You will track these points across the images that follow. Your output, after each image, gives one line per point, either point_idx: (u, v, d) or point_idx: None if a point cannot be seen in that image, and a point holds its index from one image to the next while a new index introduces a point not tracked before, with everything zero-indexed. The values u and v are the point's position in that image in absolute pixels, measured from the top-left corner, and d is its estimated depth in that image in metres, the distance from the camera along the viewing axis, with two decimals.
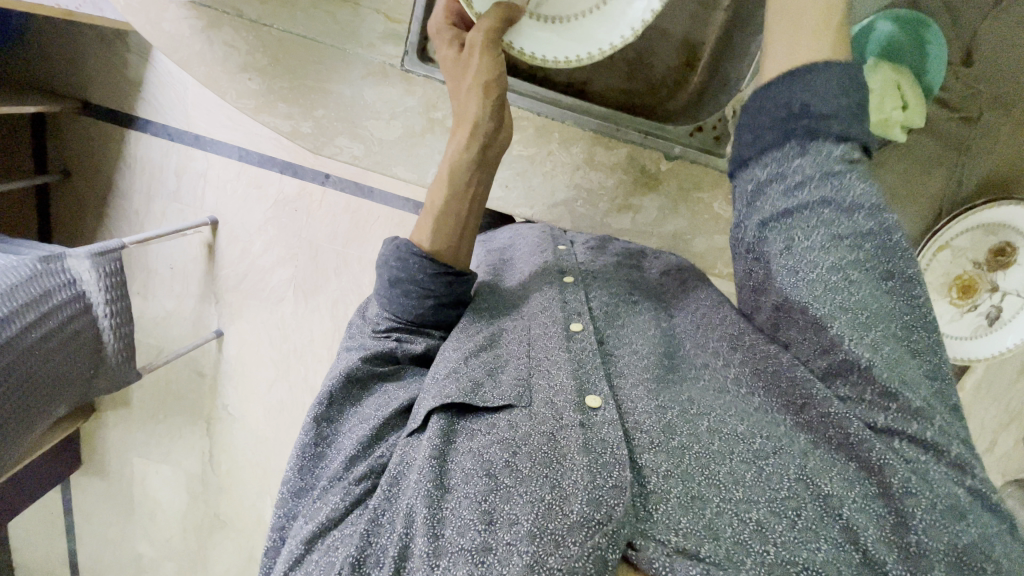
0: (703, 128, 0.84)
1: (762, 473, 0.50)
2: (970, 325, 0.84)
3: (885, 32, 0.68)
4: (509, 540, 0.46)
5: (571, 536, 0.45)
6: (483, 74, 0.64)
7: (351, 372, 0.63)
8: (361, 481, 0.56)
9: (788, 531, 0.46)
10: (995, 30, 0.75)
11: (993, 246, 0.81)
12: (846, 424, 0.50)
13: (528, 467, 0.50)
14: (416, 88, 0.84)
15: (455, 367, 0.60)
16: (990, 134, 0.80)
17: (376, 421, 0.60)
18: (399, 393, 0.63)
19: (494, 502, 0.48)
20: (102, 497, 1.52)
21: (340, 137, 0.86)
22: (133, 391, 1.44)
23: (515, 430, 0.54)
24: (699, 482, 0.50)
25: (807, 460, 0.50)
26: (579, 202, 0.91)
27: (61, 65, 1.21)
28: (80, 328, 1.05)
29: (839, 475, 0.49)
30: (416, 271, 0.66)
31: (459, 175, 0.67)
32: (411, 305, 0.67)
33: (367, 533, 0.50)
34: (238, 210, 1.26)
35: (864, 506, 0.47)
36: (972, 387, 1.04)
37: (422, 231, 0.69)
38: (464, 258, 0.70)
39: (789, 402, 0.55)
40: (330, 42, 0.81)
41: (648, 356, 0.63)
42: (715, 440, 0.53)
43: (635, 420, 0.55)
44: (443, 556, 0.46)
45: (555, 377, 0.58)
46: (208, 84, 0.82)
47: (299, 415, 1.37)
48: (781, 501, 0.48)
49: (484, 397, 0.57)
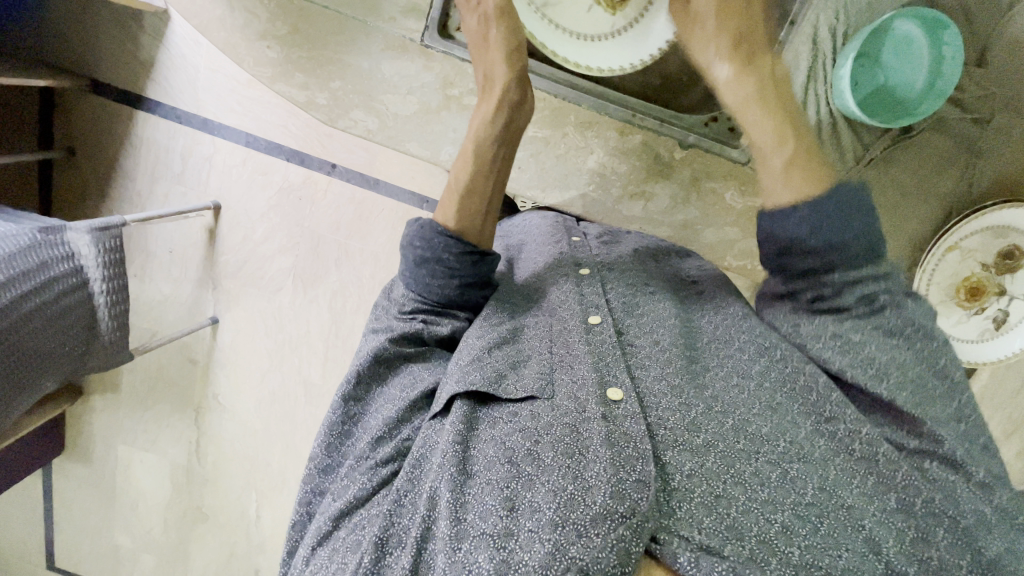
0: (719, 117, 0.82)
1: (787, 476, 0.51)
2: (977, 328, 0.85)
3: (904, 31, 0.74)
4: (532, 527, 0.47)
5: (594, 527, 0.46)
6: (504, 44, 0.69)
7: (380, 352, 0.63)
8: (389, 462, 0.57)
9: (812, 537, 0.47)
10: (1007, 34, 0.76)
11: (1001, 249, 0.82)
12: (877, 444, 0.52)
13: (551, 456, 0.51)
14: (434, 63, 0.84)
15: (478, 355, 0.60)
16: (1000, 136, 0.81)
17: (403, 404, 0.60)
18: (425, 374, 0.64)
19: (518, 489, 0.49)
20: (84, 485, 1.49)
21: (355, 110, 0.87)
22: (123, 374, 1.42)
23: (538, 419, 0.55)
24: (723, 481, 0.50)
25: (828, 471, 0.52)
26: (590, 188, 0.91)
27: (73, 42, 1.20)
28: (75, 303, 1.02)
29: (858, 489, 0.51)
30: (441, 250, 0.66)
31: (483, 148, 0.69)
32: (436, 285, 0.66)
33: (391, 514, 0.51)
34: (243, 196, 1.26)
35: (883, 519, 0.49)
36: (976, 396, 1.04)
37: (445, 210, 0.69)
38: (489, 236, 0.70)
39: (811, 411, 0.56)
40: (351, 14, 0.81)
41: (671, 348, 0.61)
42: (740, 439, 0.53)
43: (658, 416, 0.55)
44: (465, 540, 0.47)
45: (577, 372, 0.58)
46: (226, 49, 0.84)
47: (291, 407, 1.35)
48: (805, 507, 0.49)
49: (507, 389, 0.57)
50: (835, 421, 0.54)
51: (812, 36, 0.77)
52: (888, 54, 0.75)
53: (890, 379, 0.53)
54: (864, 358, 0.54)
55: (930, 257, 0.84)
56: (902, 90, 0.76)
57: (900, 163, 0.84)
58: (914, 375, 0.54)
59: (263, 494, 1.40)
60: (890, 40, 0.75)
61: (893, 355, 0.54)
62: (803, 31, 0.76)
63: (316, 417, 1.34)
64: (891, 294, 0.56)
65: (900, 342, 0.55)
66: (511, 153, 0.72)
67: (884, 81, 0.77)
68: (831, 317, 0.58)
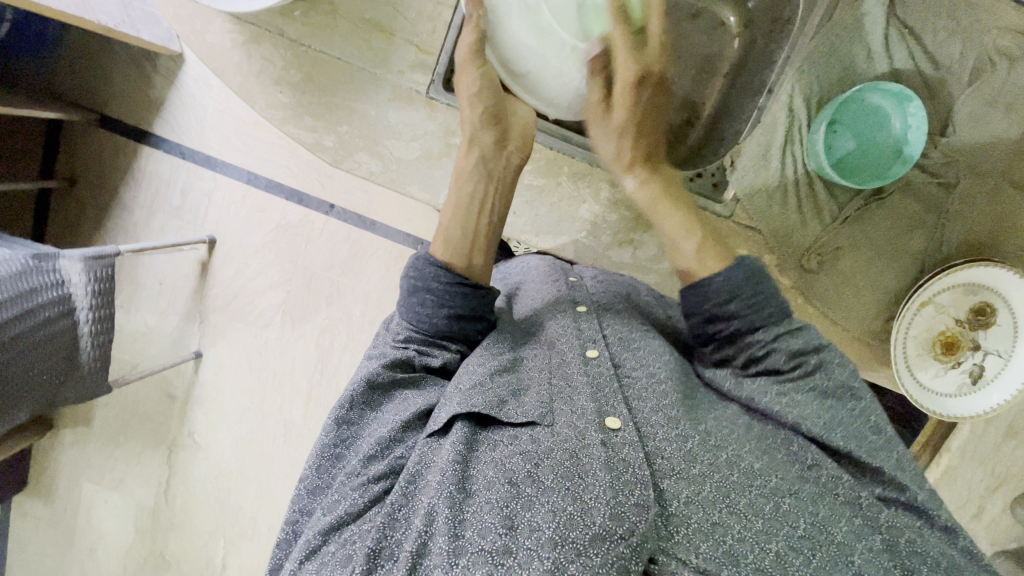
0: (703, 174, 0.89)
1: (779, 509, 0.52)
2: (955, 382, 0.87)
3: (872, 102, 0.84)
4: (530, 545, 0.46)
5: (593, 547, 0.46)
6: (469, 87, 0.73)
7: (373, 378, 0.61)
8: (380, 480, 0.55)
9: (804, 567, 0.48)
10: (965, 110, 0.82)
11: (973, 305, 0.86)
12: (856, 490, 0.54)
13: (551, 479, 0.51)
14: (438, 114, 0.88)
15: (480, 380, 0.59)
16: (966, 203, 0.85)
17: (395, 424, 0.59)
18: (419, 399, 0.62)
19: (517, 508, 0.49)
20: (43, 525, 1.41)
21: (359, 153, 0.90)
22: (97, 408, 1.37)
23: (538, 445, 0.54)
24: (719, 509, 0.51)
25: (817, 508, 0.52)
26: (582, 234, 0.94)
27: (85, 77, 1.23)
28: (57, 333, 0.99)
29: (848, 526, 0.52)
30: (430, 280, 0.66)
31: (465, 187, 0.72)
32: (425, 313, 0.66)
33: (384, 527, 0.50)
34: (238, 231, 1.27)
35: (872, 558, 0.50)
36: (956, 450, 1.05)
37: (434, 243, 0.71)
38: (478, 266, 0.70)
39: (794, 459, 0.56)
40: (363, 66, 0.86)
41: (668, 381, 0.62)
42: (734, 471, 0.54)
43: (655, 445, 0.55)
44: (463, 555, 0.46)
45: (576, 402, 0.58)
46: (241, 93, 0.87)
47: (269, 448, 1.31)
48: (799, 539, 0.50)
49: (508, 413, 0.57)
50: (818, 467, 0.55)
51: (787, 106, 0.83)
52: (857, 119, 0.85)
53: (837, 434, 0.56)
54: (808, 417, 0.57)
55: (907, 311, 0.86)
56: (869, 156, 0.86)
57: (878, 223, 0.87)
58: (856, 431, 0.56)
59: (232, 543, 1.33)
60: (859, 110, 0.85)
61: (833, 412, 0.57)
62: (779, 99, 0.82)
63: (294, 459, 1.30)
64: (820, 357, 0.60)
65: (836, 402, 0.58)
66: (501, 189, 0.74)
67: (853, 147, 0.86)
68: (766, 379, 0.61)
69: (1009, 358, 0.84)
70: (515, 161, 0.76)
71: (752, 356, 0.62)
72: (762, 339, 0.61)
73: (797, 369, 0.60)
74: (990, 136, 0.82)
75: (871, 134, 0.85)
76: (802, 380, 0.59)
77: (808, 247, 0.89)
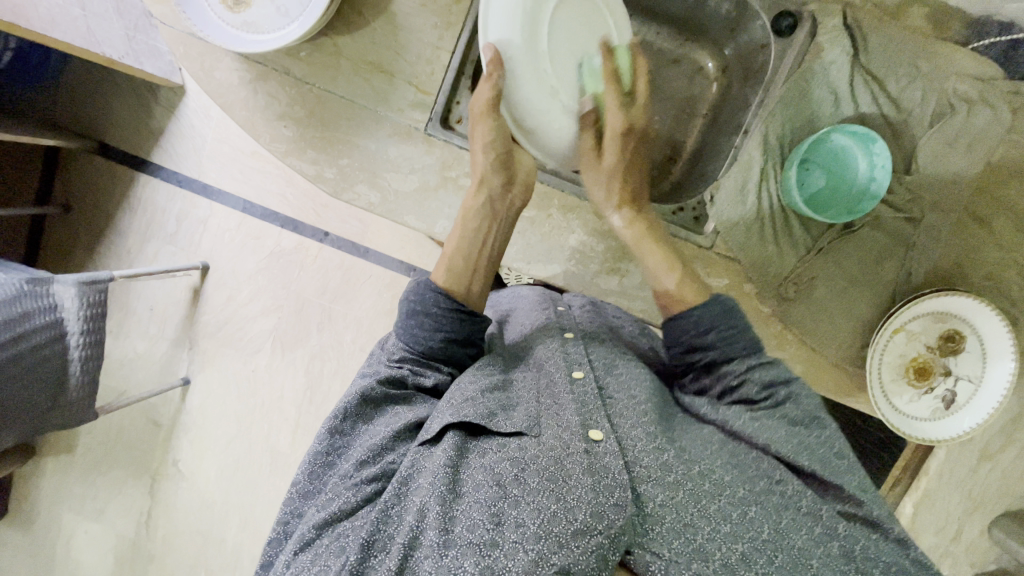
0: (685, 209, 0.94)
1: (746, 515, 0.53)
2: (929, 407, 0.92)
3: (839, 143, 0.89)
4: (516, 539, 0.48)
5: (574, 540, 0.48)
6: (487, 133, 0.74)
7: (366, 393, 0.63)
8: (373, 482, 0.56)
9: (769, 567, 0.50)
10: (929, 150, 0.88)
11: (944, 332, 0.91)
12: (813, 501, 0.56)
13: (536, 481, 0.53)
14: (435, 148, 0.92)
15: (472, 395, 0.61)
16: (930, 236, 0.90)
17: (387, 433, 0.60)
18: (408, 413, 0.63)
19: (504, 507, 0.50)
20: (18, 558, 1.36)
21: (358, 184, 0.92)
22: (81, 436, 1.35)
23: (524, 451, 0.56)
24: (692, 511, 0.53)
25: (779, 517, 0.54)
26: (572, 263, 0.93)
27: (88, 108, 1.27)
28: (46, 358, 0.99)
29: (809, 535, 0.53)
30: (432, 304, 0.69)
31: (470, 220, 0.76)
32: (423, 335, 0.68)
33: (378, 521, 0.51)
34: (232, 258, 1.29)
35: (830, 563, 0.52)
36: (934, 473, 1.07)
37: (437, 269, 0.75)
38: (476, 294, 0.74)
39: (763, 474, 0.58)
40: (364, 104, 0.90)
41: (645, 403, 0.64)
42: (705, 482, 0.56)
43: (634, 453, 0.57)
44: (453, 547, 0.47)
45: (562, 417, 0.60)
46: (245, 126, 0.90)
47: (254, 477, 1.29)
48: (763, 542, 0.52)
49: (497, 424, 0.58)
50: (784, 483, 0.57)
51: (761, 143, 0.88)
52: (827, 159, 0.91)
53: (803, 454, 0.59)
54: (776, 441, 0.60)
55: (880, 337, 0.89)
56: (837, 193, 0.92)
57: (850, 255, 0.90)
58: (820, 455, 0.59)
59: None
60: (828, 149, 0.90)
61: (800, 439, 0.60)
62: (754, 137, 0.88)
63: (280, 488, 1.28)
64: (788, 389, 0.64)
65: (802, 429, 0.61)
66: (504, 228, 0.78)
67: (823, 184, 0.92)
68: (737, 408, 0.64)
69: (979, 384, 0.89)
70: (520, 203, 0.78)
71: (728, 388, 0.65)
72: (736, 367, 0.65)
73: (767, 401, 0.63)
74: (950, 174, 0.88)
75: (840, 172, 0.91)
76: (771, 410, 0.63)
77: (784, 277, 0.90)
